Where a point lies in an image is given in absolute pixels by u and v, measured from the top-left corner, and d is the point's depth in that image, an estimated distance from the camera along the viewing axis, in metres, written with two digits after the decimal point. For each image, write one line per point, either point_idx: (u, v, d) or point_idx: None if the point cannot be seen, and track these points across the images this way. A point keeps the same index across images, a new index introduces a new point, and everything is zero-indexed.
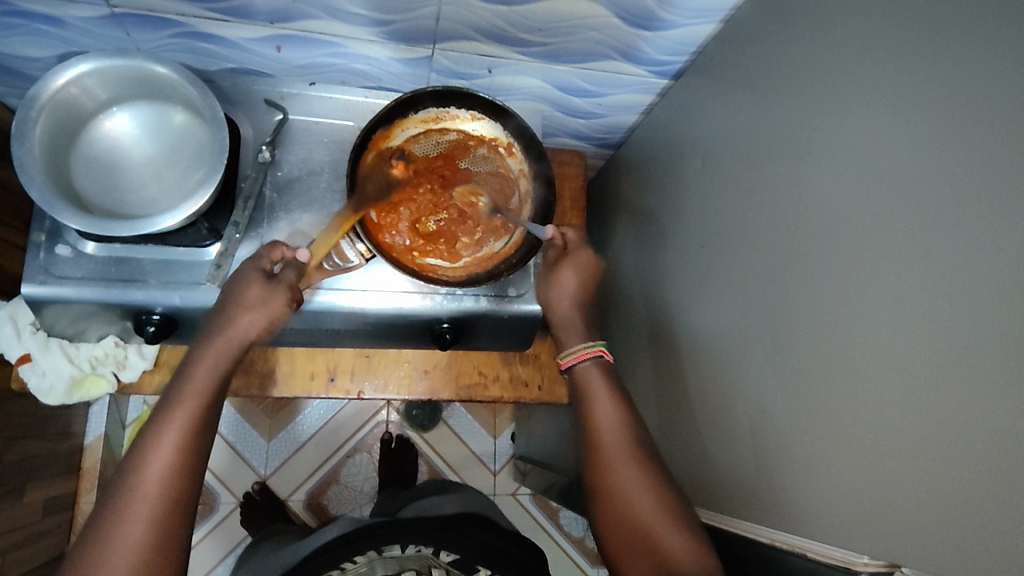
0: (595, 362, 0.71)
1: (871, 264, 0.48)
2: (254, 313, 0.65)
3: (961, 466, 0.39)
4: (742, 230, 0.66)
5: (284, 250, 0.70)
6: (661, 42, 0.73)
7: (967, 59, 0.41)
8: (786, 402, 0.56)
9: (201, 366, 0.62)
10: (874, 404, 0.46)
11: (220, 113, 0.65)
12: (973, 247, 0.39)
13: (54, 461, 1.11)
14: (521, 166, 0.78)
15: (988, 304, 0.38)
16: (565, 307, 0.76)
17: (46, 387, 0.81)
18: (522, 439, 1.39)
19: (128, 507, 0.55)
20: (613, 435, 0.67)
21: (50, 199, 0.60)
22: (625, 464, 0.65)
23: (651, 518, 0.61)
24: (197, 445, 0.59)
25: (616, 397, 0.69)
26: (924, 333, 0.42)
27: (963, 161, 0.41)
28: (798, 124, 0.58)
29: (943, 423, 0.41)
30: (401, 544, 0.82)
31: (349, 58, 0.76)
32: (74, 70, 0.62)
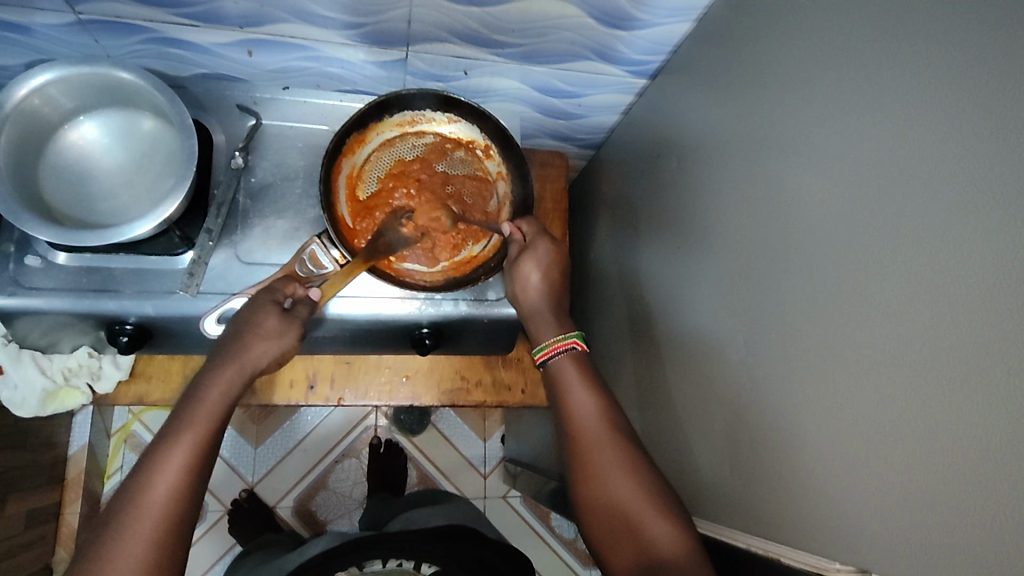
0: (567, 353, 0.70)
1: (846, 264, 0.47)
2: (268, 342, 0.64)
3: (934, 472, 0.39)
4: (719, 232, 0.65)
5: (296, 285, 0.69)
6: (638, 41, 0.73)
7: (937, 56, 0.41)
8: (763, 406, 0.55)
9: (212, 392, 0.62)
10: (848, 408, 0.46)
11: (188, 119, 0.64)
12: (944, 248, 0.39)
13: (37, 473, 1.09)
14: (499, 169, 0.78)
15: (960, 305, 0.38)
16: (534, 301, 0.74)
17: (18, 400, 0.79)
18: (511, 441, 1.38)
19: (133, 524, 0.54)
20: (592, 425, 0.66)
21: (15, 209, 0.59)
22: (603, 452, 0.64)
23: (632, 504, 0.61)
24: (202, 469, 0.58)
25: (590, 385, 0.68)
26: (898, 334, 0.42)
27: (935, 161, 0.40)
28: (774, 123, 0.58)
29: (917, 428, 0.40)
30: (381, 560, 0.83)
31: (323, 62, 0.75)
32: (36, 79, 0.61)
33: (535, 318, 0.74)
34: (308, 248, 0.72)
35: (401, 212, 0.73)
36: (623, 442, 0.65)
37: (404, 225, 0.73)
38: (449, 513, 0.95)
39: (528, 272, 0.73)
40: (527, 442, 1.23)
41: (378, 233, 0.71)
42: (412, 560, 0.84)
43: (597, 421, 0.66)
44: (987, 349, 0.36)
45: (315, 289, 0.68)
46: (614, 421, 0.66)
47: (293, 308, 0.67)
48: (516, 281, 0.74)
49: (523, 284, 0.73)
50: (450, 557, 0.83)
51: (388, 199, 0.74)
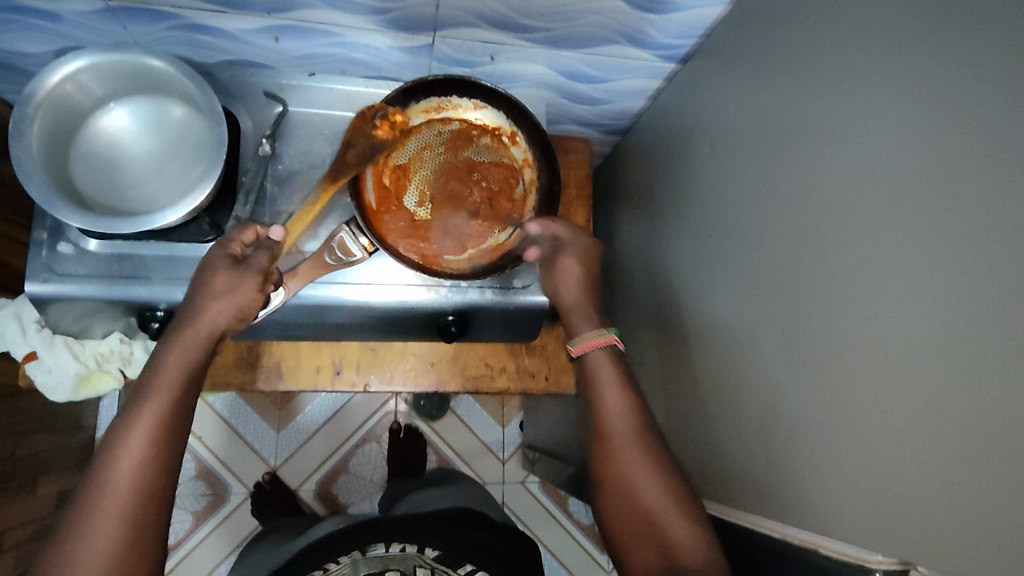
0: (605, 349, 0.69)
1: (884, 255, 0.46)
2: (222, 301, 0.62)
3: (975, 466, 0.38)
4: (751, 220, 0.64)
5: (256, 231, 0.66)
6: (667, 25, 0.71)
7: (983, 45, 0.40)
8: (797, 396, 0.55)
9: (169, 361, 0.59)
10: (885, 400, 0.45)
11: (217, 106, 0.64)
12: (988, 239, 0.38)
13: (67, 455, 1.11)
14: (524, 155, 0.77)
15: (1006, 298, 0.37)
16: (570, 297, 0.73)
17: (52, 384, 0.81)
18: (530, 427, 1.38)
19: (99, 505, 0.51)
20: (621, 424, 0.66)
21: (50, 197, 0.60)
22: (633, 457, 0.64)
23: (661, 525, 0.60)
24: (173, 440, 0.56)
25: (625, 384, 0.67)
26: (937, 325, 0.41)
27: (980, 150, 0.39)
28: (809, 108, 0.56)
29: (957, 421, 0.40)
30: (385, 543, 0.81)
31: (349, 48, 0.74)
32: (68, 67, 0.61)
33: (572, 311, 0.73)
34: (337, 236, 0.71)
35: (375, 112, 0.73)
36: (648, 442, 0.64)
37: (377, 127, 0.73)
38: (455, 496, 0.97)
39: (568, 267, 0.74)
40: (547, 428, 1.24)
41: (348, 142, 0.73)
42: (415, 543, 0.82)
43: (625, 419, 0.66)
44: None
45: (274, 230, 0.65)
46: (643, 422, 0.66)
47: (248, 259, 0.64)
48: (558, 275, 0.74)
49: (563, 278, 0.74)
50: (454, 542, 0.83)
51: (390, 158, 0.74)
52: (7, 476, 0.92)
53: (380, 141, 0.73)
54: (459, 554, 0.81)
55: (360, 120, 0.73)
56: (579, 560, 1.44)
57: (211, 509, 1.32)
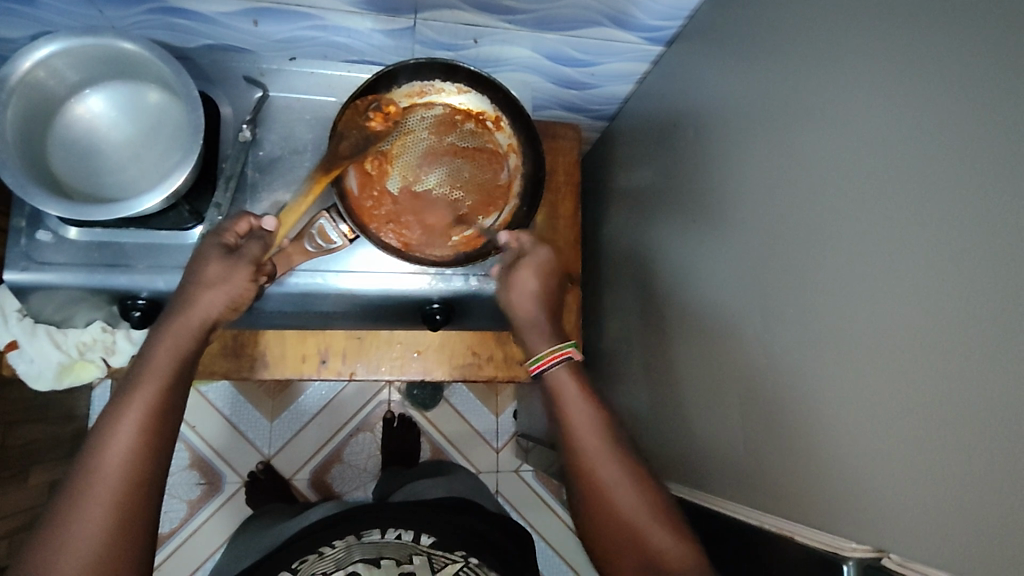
0: (564, 363, 0.64)
1: (865, 238, 0.45)
2: (216, 290, 0.61)
3: (952, 452, 0.38)
4: (736, 205, 0.63)
5: (250, 221, 0.66)
6: (653, 6, 0.70)
7: (965, 21, 0.39)
8: (780, 383, 0.54)
9: (160, 349, 0.58)
10: (866, 385, 0.45)
11: (194, 90, 0.63)
12: (969, 218, 0.37)
13: (59, 444, 1.11)
14: (510, 141, 0.76)
15: (985, 282, 0.36)
16: (529, 310, 0.68)
17: (34, 374, 0.80)
18: (523, 416, 1.38)
19: (89, 492, 0.51)
20: (589, 435, 0.61)
21: (25, 183, 0.59)
22: (607, 467, 0.60)
23: (643, 531, 0.57)
24: (163, 429, 0.55)
25: (591, 398, 0.63)
26: (918, 307, 0.40)
27: (962, 130, 0.38)
28: (794, 90, 0.55)
29: (935, 407, 0.39)
30: (381, 529, 0.80)
31: (330, 31, 0.73)
32: (41, 51, 0.60)
33: (528, 328, 0.68)
34: (317, 223, 0.70)
35: (369, 103, 0.71)
36: (621, 451, 0.61)
37: (371, 118, 0.71)
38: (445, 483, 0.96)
39: (526, 280, 0.69)
40: (539, 417, 1.23)
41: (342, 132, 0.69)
42: (411, 530, 0.81)
43: (595, 429, 0.62)
44: (1014, 329, 0.34)
45: (268, 220, 0.65)
46: (612, 432, 0.62)
47: (241, 248, 0.64)
48: (512, 286, 0.70)
49: (520, 289, 0.69)
50: (448, 527, 0.82)
51: (376, 144, 0.72)
52: None
53: (375, 132, 0.71)
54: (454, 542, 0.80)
55: (354, 112, 0.70)
56: (573, 548, 1.44)
57: (205, 498, 1.32)
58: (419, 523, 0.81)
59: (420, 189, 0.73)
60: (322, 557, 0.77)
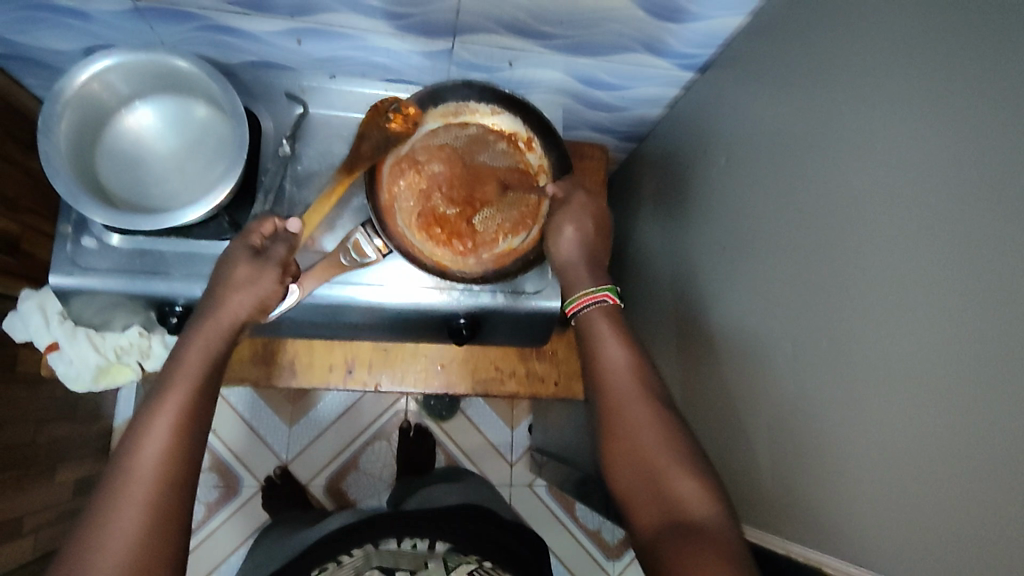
0: (596, 307, 0.62)
1: (894, 273, 0.46)
2: (243, 292, 0.61)
3: (981, 488, 0.38)
4: (765, 232, 0.64)
5: (275, 223, 0.66)
6: (686, 34, 0.71)
7: (995, 66, 0.40)
8: (808, 412, 0.55)
9: (193, 351, 0.58)
10: (896, 419, 0.45)
11: (239, 106, 0.65)
12: (1001, 257, 0.38)
13: (86, 442, 1.14)
14: (540, 161, 0.77)
15: (1012, 322, 0.37)
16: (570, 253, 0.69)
17: (73, 375, 0.82)
18: (540, 431, 1.39)
19: (123, 492, 0.49)
20: (614, 354, 0.59)
21: (76, 192, 0.61)
22: (633, 403, 0.56)
23: (657, 461, 0.53)
24: (196, 429, 0.54)
25: (626, 340, 0.60)
26: (946, 343, 0.41)
27: (991, 172, 0.39)
28: (823, 122, 0.56)
29: (963, 442, 0.40)
30: (397, 538, 0.81)
31: (369, 51, 0.75)
32: (96, 66, 0.62)
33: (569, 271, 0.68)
34: (352, 237, 0.71)
35: (388, 106, 0.73)
36: (648, 388, 0.57)
37: (391, 120, 0.73)
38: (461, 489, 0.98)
39: (564, 227, 0.70)
40: (556, 433, 1.24)
41: (361, 137, 0.72)
42: (425, 538, 0.81)
43: (629, 376, 0.58)
44: None
45: (292, 221, 0.65)
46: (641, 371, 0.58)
47: (268, 250, 0.64)
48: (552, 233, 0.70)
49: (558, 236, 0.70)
50: (463, 533, 0.83)
51: (414, 155, 0.75)
52: (27, 462, 0.95)
53: (394, 134, 0.73)
54: (468, 545, 0.82)
55: (375, 114, 0.73)
56: (586, 566, 1.44)
57: (223, 500, 1.34)
58: (434, 531, 0.82)
59: (455, 202, 0.75)
60: (340, 565, 0.77)
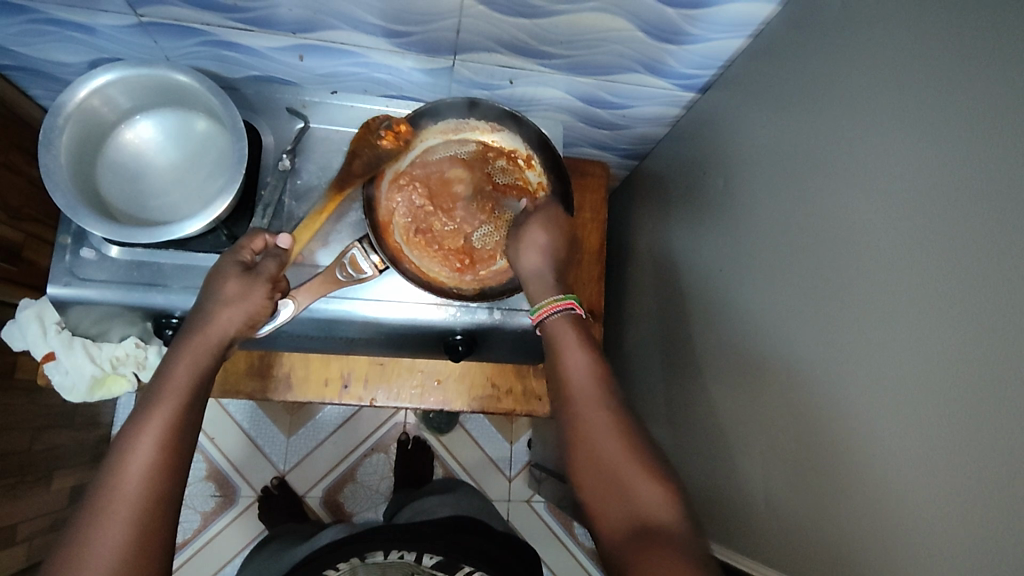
0: (562, 315, 0.61)
1: (890, 302, 0.45)
2: (233, 308, 0.61)
3: (977, 526, 0.37)
4: (761, 255, 0.64)
5: (265, 239, 0.67)
6: (687, 56, 0.71)
7: (988, 97, 0.40)
8: (804, 442, 0.54)
9: (181, 366, 0.57)
10: (891, 453, 0.44)
11: (239, 121, 0.65)
12: (998, 291, 0.37)
13: (83, 450, 1.14)
14: (539, 179, 0.77)
15: (1005, 357, 0.36)
16: (539, 263, 0.67)
17: (69, 385, 0.82)
18: (538, 446, 1.38)
19: (108, 508, 0.49)
20: (576, 364, 0.57)
21: (74, 205, 0.61)
22: (596, 410, 0.54)
23: (619, 464, 0.51)
24: (183, 447, 0.54)
25: (589, 347, 0.58)
26: (944, 377, 0.40)
27: (985, 204, 0.39)
28: (820, 147, 0.56)
29: (958, 479, 0.39)
30: (384, 550, 0.80)
31: (371, 67, 0.76)
32: (98, 80, 0.63)
33: (533, 280, 0.66)
34: (349, 253, 0.71)
35: (381, 123, 0.72)
36: (613, 395, 0.55)
37: (383, 137, 0.72)
38: (455, 505, 0.97)
39: (537, 231, 0.69)
40: (553, 449, 1.23)
41: (353, 153, 0.71)
42: (413, 551, 0.80)
43: (590, 380, 0.56)
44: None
45: (282, 238, 0.66)
46: (607, 381, 0.56)
47: (258, 266, 0.64)
48: (522, 237, 0.69)
49: (529, 241, 0.68)
50: (454, 548, 0.81)
51: (411, 171, 0.75)
52: (23, 469, 0.95)
53: (386, 150, 0.72)
54: (457, 558, 0.80)
55: (365, 132, 0.72)
56: None
57: (219, 511, 1.34)
58: (423, 542, 0.81)
59: (452, 219, 0.75)
60: None
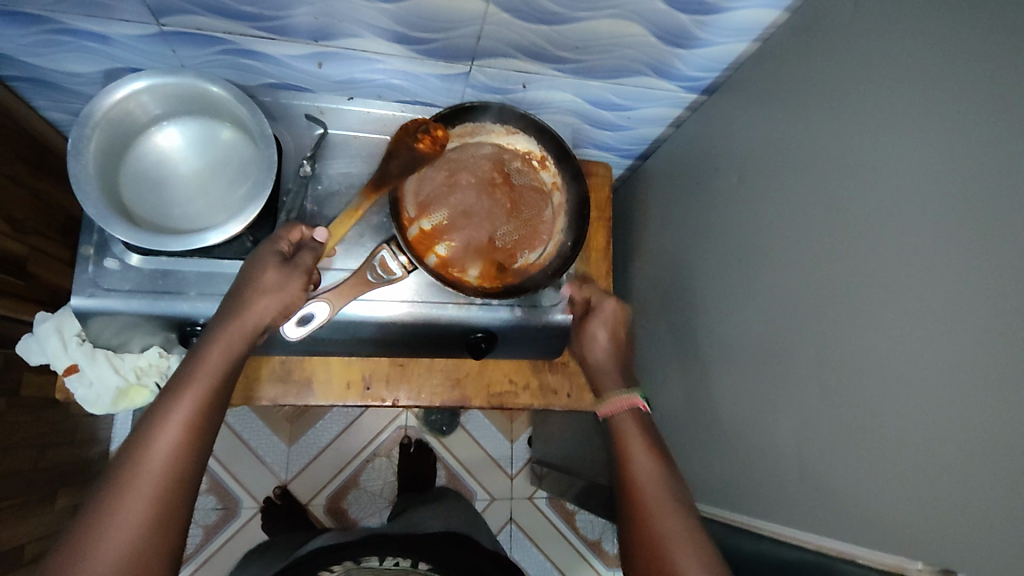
0: (628, 411, 0.68)
1: (892, 281, 0.49)
2: (270, 296, 0.62)
3: (979, 478, 0.41)
4: (764, 245, 0.68)
5: (302, 231, 0.67)
6: (695, 59, 0.75)
7: (981, 92, 0.43)
8: (813, 415, 0.58)
9: (213, 350, 0.58)
10: (899, 418, 0.48)
11: (268, 129, 0.66)
12: (993, 265, 0.41)
13: (85, 468, 1.11)
14: (553, 179, 0.80)
15: (1005, 327, 0.40)
16: (601, 359, 0.74)
17: (92, 397, 0.80)
18: (539, 443, 1.40)
19: (130, 481, 0.50)
20: (647, 474, 0.62)
21: (106, 214, 0.61)
22: (662, 509, 0.59)
23: (685, 571, 0.55)
24: (204, 428, 0.54)
25: (652, 448, 0.65)
26: (948, 346, 0.44)
27: (980, 189, 0.42)
28: (819, 141, 0.60)
29: (958, 438, 0.43)
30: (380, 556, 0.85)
31: (387, 74, 0.77)
32: (129, 88, 0.63)
33: (601, 374, 0.74)
34: (378, 254, 0.72)
35: (418, 127, 0.74)
36: (675, 494, 0.61)
37: (420, 141, 0.74)
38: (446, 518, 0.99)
39: (595, 330, 0.75)
40: (555, 444, 1.26)
41: (391, 154, 0.73)
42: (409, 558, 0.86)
43: (655, 479, 0.62)
44: None
45: (320, 231, 0.67)
46: (672, 482, 0.62)
47: (295, 257, 0.65)
48: (584, 337, 0.76)
49: (592, 342, 0.75)
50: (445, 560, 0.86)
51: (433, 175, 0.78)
52: (28, 488, 0.93)
53: (421, 153, 0.73)
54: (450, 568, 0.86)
55: (404, 133, 0.74)
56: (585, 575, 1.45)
57: (221, 523, 1.32)
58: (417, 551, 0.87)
59: (474, 219, 0.78)
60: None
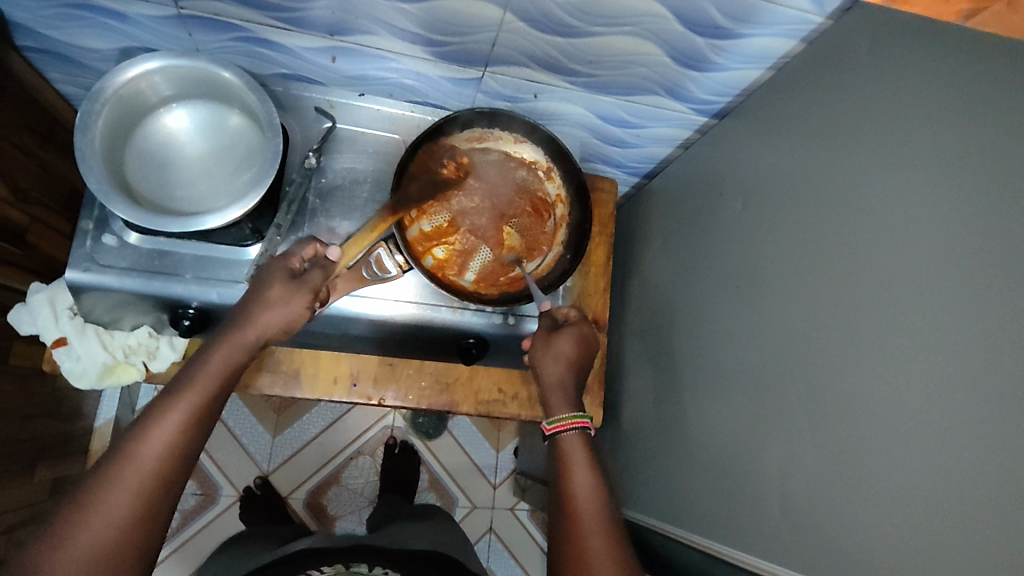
0: (577, 434, 0.65)
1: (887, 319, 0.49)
2: (275, 311, 0.62)
3: (959, 523, 0.41)
4: (763, 273, 0.67)
5: (316, 248, 0.69)
6: (707, 82, 0.75)
7: (988, 138, 0.43)
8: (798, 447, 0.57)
9: (218, 355, 0.58)
10: (883, 457, 0.47)
11: (276, 118, 0.66)
12: (987, 310, 0.41)
13: (66, 442, 1.11)
14: (558, 191, 0.80)
15: (995, 373, 0.40)
16: (554, 373, 0.70)
17: (79, 372, 0.79)
18: (525, 454, 1.39)
19: (118, 476, 0.49)
20: (587, 500, 0.60)
21: (107, 190, 0.61)
22: (597, 535, 0.57)
23: None
24: (200, 432, 0.54)
25: (594, 469, 0.62)
26: (937, 388, 0.43)
27: (981, 233, 0.42)
28: (825, 174, 0.60)
29: (941, 482, 0.42)
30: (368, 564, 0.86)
31: (399, 73, 0.78)
32: (142, 67, 0.63)
33: (552, 391, 0.70)
34: (374, 252, 0.73)
35: (444, 153, 0.76)
36: (612, 522, 0.59)
37: (444, 166, 0.77)
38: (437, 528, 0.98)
39: (562, 343, 0.72)
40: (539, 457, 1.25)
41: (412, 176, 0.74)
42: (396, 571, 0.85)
43: (594, 501, 0.60)
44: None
45: (331, 250, 0.68)
46: (608, 504, 0.60)
47: (304, 274, 0.65)
48: (548, 346, 0.72)
49: (556, 351, 0.72)
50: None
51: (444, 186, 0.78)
52: (8, 459, 0.92)
53: (443, 178, 0.77)
54: None
55: (428, 158, 0.76)
56: None
57: (199, 509, 1.31)
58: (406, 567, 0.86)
59: (475, 227, 0.78)
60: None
